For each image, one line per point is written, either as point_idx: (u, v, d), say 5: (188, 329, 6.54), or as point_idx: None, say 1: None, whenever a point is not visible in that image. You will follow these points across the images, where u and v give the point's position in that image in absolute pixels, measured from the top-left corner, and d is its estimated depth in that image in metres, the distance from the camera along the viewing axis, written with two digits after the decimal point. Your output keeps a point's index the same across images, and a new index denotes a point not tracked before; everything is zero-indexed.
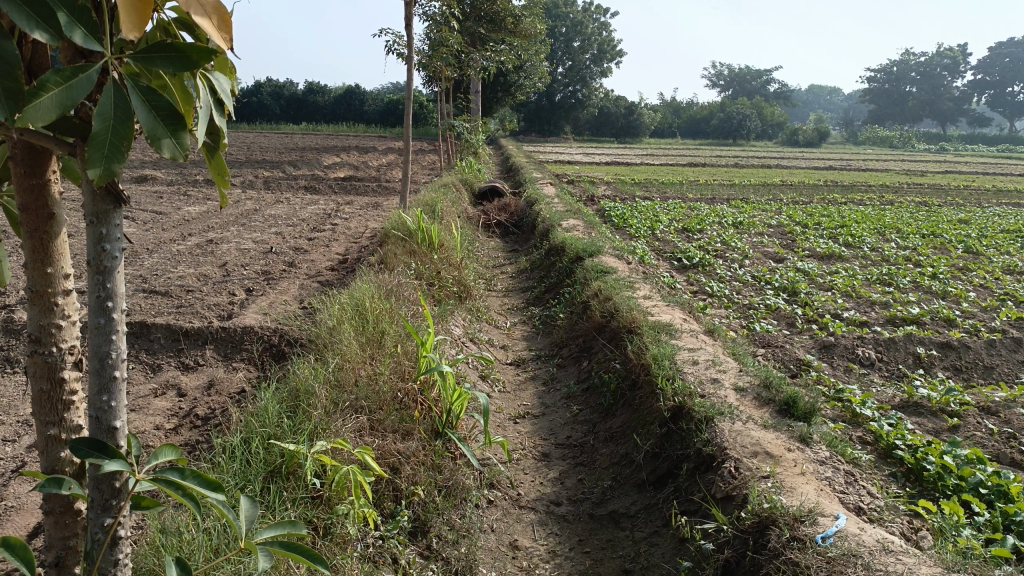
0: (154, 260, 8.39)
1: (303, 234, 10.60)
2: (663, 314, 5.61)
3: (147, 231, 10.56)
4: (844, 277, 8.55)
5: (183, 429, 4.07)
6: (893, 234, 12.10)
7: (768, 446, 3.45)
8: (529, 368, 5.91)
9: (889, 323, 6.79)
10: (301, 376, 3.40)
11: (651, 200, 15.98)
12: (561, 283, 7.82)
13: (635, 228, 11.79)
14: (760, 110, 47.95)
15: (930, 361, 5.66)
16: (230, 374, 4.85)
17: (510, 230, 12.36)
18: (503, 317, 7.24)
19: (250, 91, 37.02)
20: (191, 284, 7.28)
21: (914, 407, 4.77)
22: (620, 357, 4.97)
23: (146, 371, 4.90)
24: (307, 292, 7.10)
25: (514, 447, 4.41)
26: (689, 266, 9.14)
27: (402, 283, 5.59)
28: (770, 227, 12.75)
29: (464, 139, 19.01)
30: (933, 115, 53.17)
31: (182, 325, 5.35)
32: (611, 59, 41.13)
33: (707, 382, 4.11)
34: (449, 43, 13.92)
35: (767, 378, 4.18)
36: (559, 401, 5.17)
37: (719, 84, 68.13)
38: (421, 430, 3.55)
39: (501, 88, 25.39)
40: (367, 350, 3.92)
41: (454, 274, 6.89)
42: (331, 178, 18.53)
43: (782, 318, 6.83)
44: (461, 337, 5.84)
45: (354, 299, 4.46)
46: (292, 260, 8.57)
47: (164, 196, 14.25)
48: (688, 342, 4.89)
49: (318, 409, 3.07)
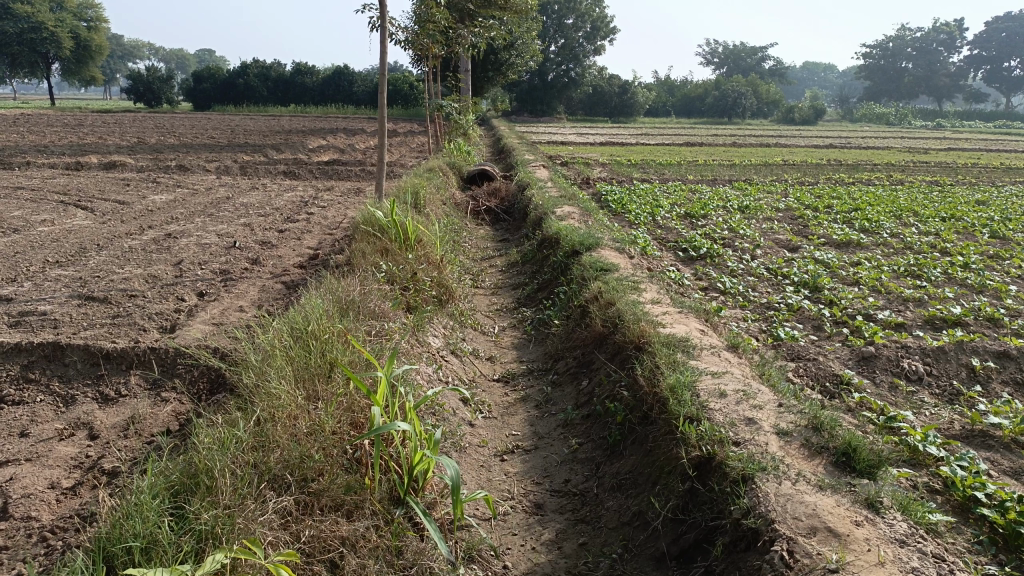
0: (100, 259, 7.52)
1: (274, 225, 9.72)
2: (678, 324, 4.75)
3: (104, 224, 9.70)
4: (870, 269, 7.73)
5: (83, 491, 3.24)
6: (910, 217, 11.29)
7: (829, 519, 2.63)
8: (520, 387, 5.08)
9: (929, 326, 5.97)
10: (206, 442, 2.62)
11: (650, 182, 15.18)
12: (555, 280, 6.99)
13: (634, 214, 10.98)
14: (756, 88, 47.00)
15: (988, 374, 4.82)
16: (156, 409, 4.02)
17: (501, 217, 11.53)
18: (490, 321, 6.41)
19: (235, 72, 36.16)
20: (135, 287, 6.42)
21: (979, 440, 3.97)
22: (627, 381, 4.14)
23: (57, 406, 4.06)
24: (267, 297, 6.26)
25: (500, 499, 3.60)
26: (696, 258, 8.31)
27: (368, 292, 4.74)
28: (779, 211, 11.93)
29: (453, 120, 18.06)
30: (931, 91, 52.19)
31: (103, 346, 4.51)
32: (604, 36, 40.02)
33: (742, 423, 3.24)
34: (435, 19, 12.96)
35: (816, 414, 3.34)
36: (555, 430, 4.34)
37: (714, 62, 67.22)
38: (374, 501, 2.69)
39: (491, 67, 24.42)
40: (308, 392, 3.11)
41: (433, 275, 6.05)
42: (314, 162, 17.65)
43: (807, 321, 6.01)
44: (437, 351, 5.04)
45: (296, 320, 3.62)
46: (256, 257, 7.73)
47: (131, 184, 13.35)
48: (710, 362, 4.03)
49: (213, 508, 2.30)
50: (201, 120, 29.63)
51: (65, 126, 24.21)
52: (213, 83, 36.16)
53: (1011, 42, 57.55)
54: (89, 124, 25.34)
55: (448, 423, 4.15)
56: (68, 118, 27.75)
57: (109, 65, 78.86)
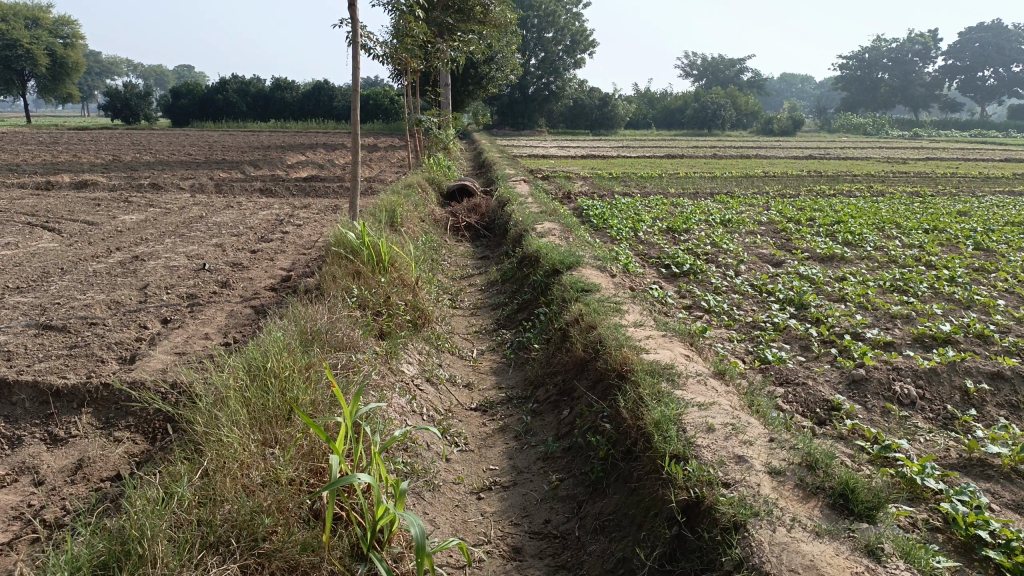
0: (62, 284, 7.22)
1: (246, 245, 9.45)
2: (662, 349, 4.55)
3: (70, 246, 9.37)
4: (855, 284, 7.59)
5: (21, 546, 2.97)
6: (893, 229, 11.21)
7: (829, 572, 2.42)
8: (498, 416, 4.85)
9: (918, 344, 5.82)
10: (140, 500, 2.39)
11: (632, 196, 15.06)
12: (535, 300, 6.78)
13: (616, 229, 10.82)
14: (735, 99, 47.27)
15: (982, 397, 4.66)
16: (107, 450, 3.76)
17: (481, 234, 11.32)
18: (468, 344, 6.18)
19: (214, 88, 35.81)
20: (96, 314, 6.14)
21: (978, 469, 3.79)
22: (610, 412, 3.92)
23: (1, 448, 3.78)
24: (235, 323, 6.00)
25: (475, 543, 3.36)
26: (679, 274, 8.15)
27: (337, 319, 4.50)
28: (762, 224, 11.82)
29: (433, 135, 17.86)
30: (907, 101, 52.76)
31: (54, 382, 4.24)
32: (585, 49, 40.10)
33: (731, 461, 3.03)
34: (414, 33, 12.77)
35: (810, 450, 3.15)
36: (534, 464, 4.12)
37: (693, 74, 67.70)
38: (333, 561, 2.46)
39: (471, 81, 24.29)
40: (262, 436, 2.89)
41: (408, 299, 5.82)
42: (291, 179, 17.37)
43: (794, 340, 5.84)
44: (411, 380, 4.80)
45: (255, 356, 3.38)
46: (226, 279, 7.47)
47: (102, 203, 13.01)
48: (697, 392, 3.82)
49: None
50: (179, 136, 29.26)
51: (39, 144, 23.77)
52: (191, 99, 35.79)
53: (984, 53, 58.36)
54: (62, 142, 24.91)
55: (420, 460, 3.91)
56: (43, 136, 27.30)
57: (86, 82, 78.26)
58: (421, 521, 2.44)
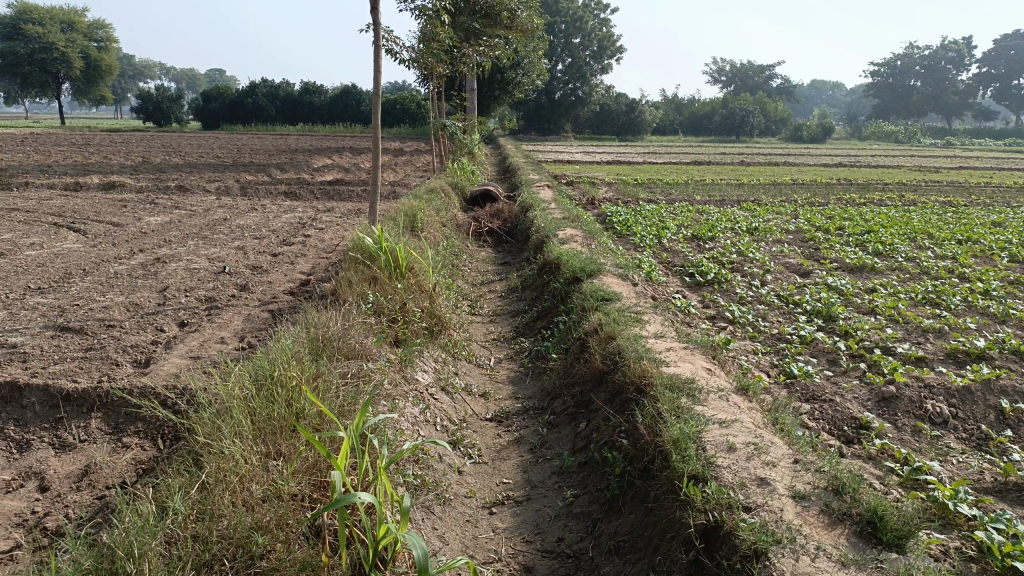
0: (83, 285, 7.23)
1: (268, 249, 9.44)
2: (683, 362, 4.41)
3: (94, 247, 9.42)
4: (885, 296, 7.38)
5: (21, 555, 2.91)
6: (925, 240, 10.94)
7: None
8: (514, 427, 4.74)
9: (951, 360, 5.62)
10: (132, 515, 2.31)
11: (657, 203, 14.88)
12: (555, 308, 6.67)
13: (640, 236, 10.67)
14: (764, 106, 46.82)
15: (1019, 417, 4.46)
16: (114, 457, 3.70)
17: (503, 239, 11.23)
18: (486, 352, 6.08)
19: (243, 91, 36.14)
20: (114, 317, 6.13)
21: (1014, 494, 3.61)
22: (627, 428, 3.79)
23: (9, 452, 3.74)
24: (252, 327, 5.96)
25: (485, 561, 3.25)
26: (703, 283, 7.99)
27: (351, 326, 4.42)
28: (790, 233, 11.61)
29: (458, 140, 17.82)
30: (939, 109, 51.91)
31: (64, 386, 4.21)
32: (612, 55, 39.91)
33: (752, 483, 2.89)
34: (440, 38, 12.73)
35: (836, 473, 3.00)
36: (549, 479, 4.00)
37: (721, 80, 67.22)
38: None
39: (497, 85, 24.23)
40: (265, 448, 2.81)
41: (425, 305, 5.73)
42: (316, 182, 17.41)
43: (821, 354, 5.67)
44: (425, 389, 4.71)
45: (261, 363, 3.31)
46: (245, 282, 7.44)
47: (128, 205, 13.11)
48: (718, 407, 3.68)
49: None
50: (208, 139, 29.56)
51: (71, 146, 24.10)
52: (221, 102, 36.16)
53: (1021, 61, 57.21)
54: (94, 144, 25.25)
55: (431, 472, 3.82)
56: (76, 138, 27.72)
57: (120, 86, 79.60)
58: (421, 541, 2.30)
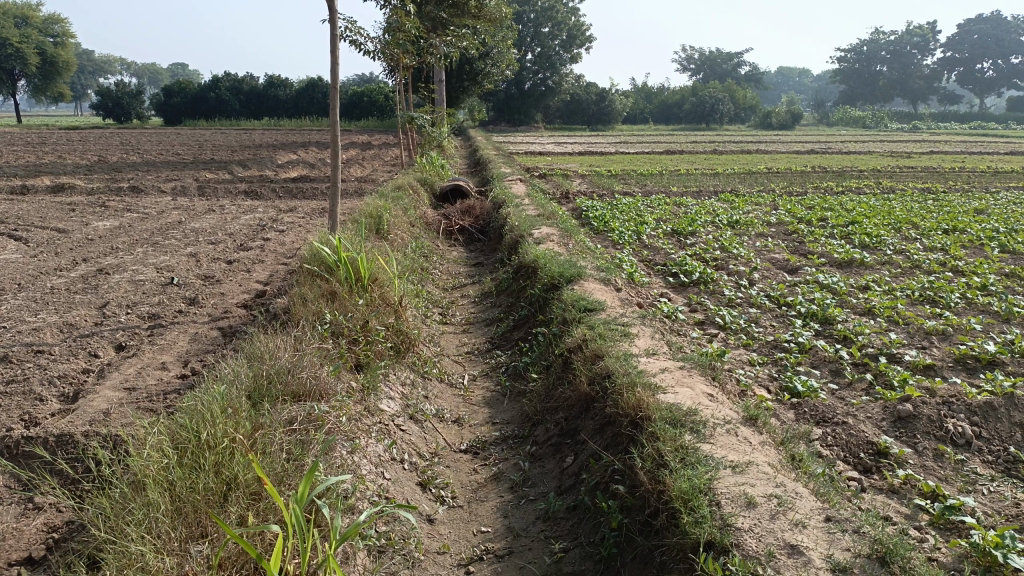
0: (14, 302, 6.57)
1: (223, 255, 8.79)
2: (681, 386, 3.92)
3: (34, 257, 8.69)
4: (881, 294, 6.98)
5: None
6: (910, 230, 10.60)
7: None
8: (492, 459, 4.22)
9: (961, 367, 5.19)
10: None
11: (633, 195, 14.43)
12: (532, 317, 6.15)
13: (618, 232, 10.20)
14: (734, 94, 46.69)
15: None
16: (22, 523, 3.12)
17: (475, 238, 10.71)
18: (459, 369, 5.55)
19: (206, 86, 35.08)
20: (44, 340, 5.50)
21: None
22: (624, 469, 3.29)
23: None
24: (197, 349, 5.37)
25: None
26: (688, 284, 7.52)
27: (303, 352, 3.88)
28: (771, 225, 11.22)
29: (426, 134, 17.21)
30: (905, 94, 52.17)
31: None
32: (581, 44, 39.43)
33: (783, 551, 2.42)
34: (405, 28, 12.13)
35: (878, 536, 2.52)
36: (534, 526, 3.49)
37: (689, 67, 67.21)
38: None
39: (466, 76, 23.62)
40: (187, 531, 2.41)
41: (390, 320, 5.19)
42: (280, 180, 16.68)
43: (824, 364, 5.22)
44: (391, 420, 4.18)
45: (190, 416, 2.85)
46: (194, 295, 6.83)
47: (77, 209, 12.33)
48: (728, 447, 3.19)
49: None
50: (168, 135, 28.58)
51: (24, 144, 23.04)
52: (183, 97, 35.07)
53: (983, 45, 57.72)
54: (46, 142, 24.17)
55: (399, 526, 3.30)
56: (31, 136, 26.60)
57: (80, 82, 77.85)
58: None
